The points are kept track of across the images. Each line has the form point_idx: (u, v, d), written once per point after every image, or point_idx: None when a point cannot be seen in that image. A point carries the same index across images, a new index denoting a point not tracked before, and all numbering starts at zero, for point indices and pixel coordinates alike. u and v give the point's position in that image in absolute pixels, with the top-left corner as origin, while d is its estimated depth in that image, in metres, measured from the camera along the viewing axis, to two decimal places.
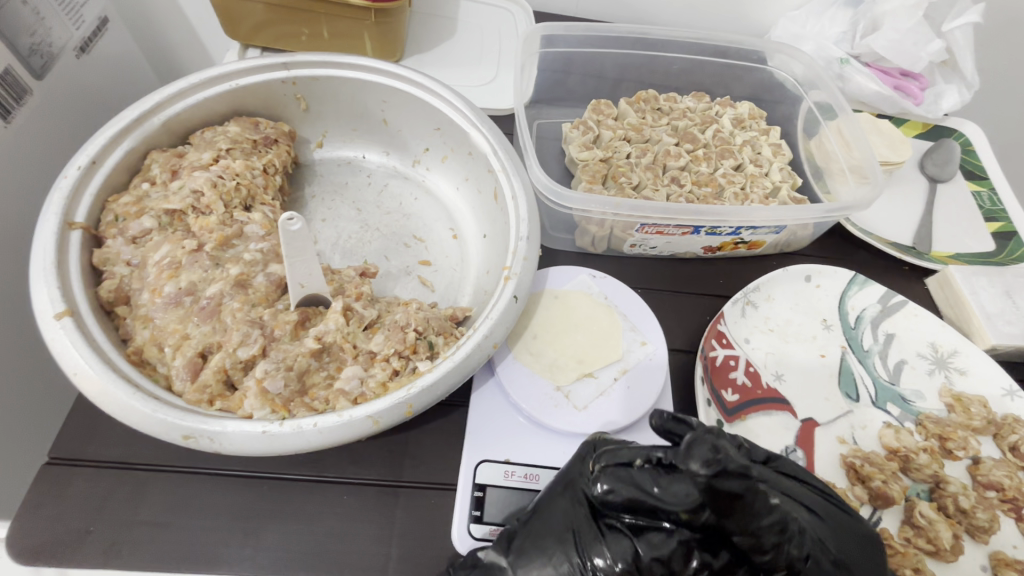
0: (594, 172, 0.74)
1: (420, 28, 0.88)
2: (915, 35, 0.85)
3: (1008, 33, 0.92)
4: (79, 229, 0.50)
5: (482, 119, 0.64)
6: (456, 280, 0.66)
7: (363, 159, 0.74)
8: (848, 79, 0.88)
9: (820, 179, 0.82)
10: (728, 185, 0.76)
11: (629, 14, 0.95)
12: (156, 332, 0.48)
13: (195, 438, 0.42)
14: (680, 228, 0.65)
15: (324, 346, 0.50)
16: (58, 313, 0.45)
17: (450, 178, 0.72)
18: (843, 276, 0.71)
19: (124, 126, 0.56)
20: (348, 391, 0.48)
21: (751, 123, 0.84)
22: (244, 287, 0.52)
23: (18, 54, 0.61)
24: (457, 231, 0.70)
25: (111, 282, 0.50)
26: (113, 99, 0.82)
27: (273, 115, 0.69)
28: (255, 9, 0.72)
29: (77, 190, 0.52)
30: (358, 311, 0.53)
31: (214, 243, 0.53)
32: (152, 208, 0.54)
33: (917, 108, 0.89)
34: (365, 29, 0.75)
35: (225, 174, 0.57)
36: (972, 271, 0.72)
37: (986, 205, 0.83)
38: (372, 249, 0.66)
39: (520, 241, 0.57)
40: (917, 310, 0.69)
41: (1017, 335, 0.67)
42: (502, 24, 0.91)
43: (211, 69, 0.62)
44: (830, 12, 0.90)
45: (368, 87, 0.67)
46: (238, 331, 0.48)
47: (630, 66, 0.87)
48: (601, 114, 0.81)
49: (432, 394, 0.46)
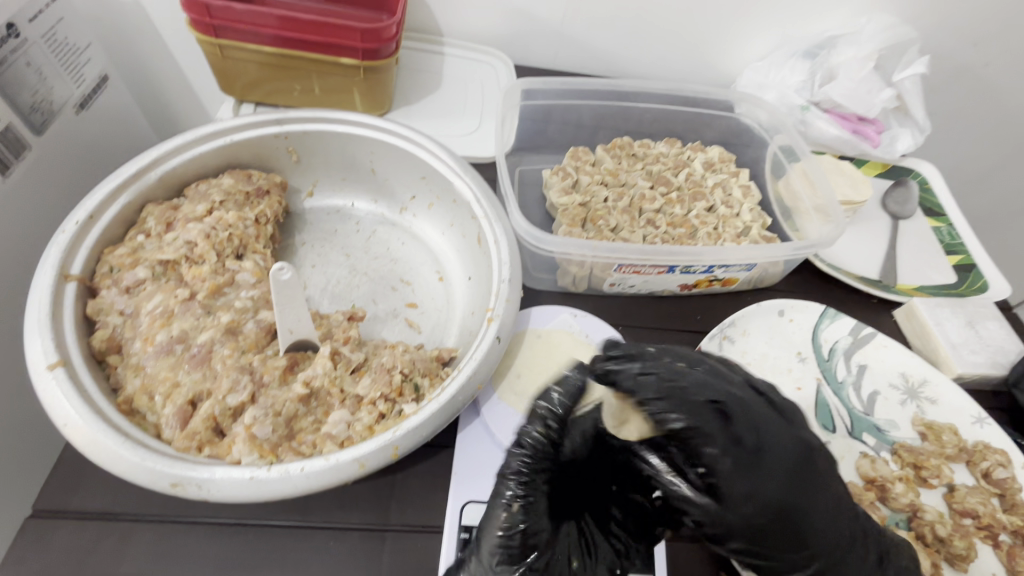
0: (574, 216, 0.78)
1: (408, 82, 0.94)
2: (867, 85, 0.92)
3: (954, 80, 1.00)
4: (74, 281, 0.52)
5: (466, 169, 0.68)
6: (442, 321, 0.68)
7: (352, 207, 0.77)
8: (809, 124, 0.95)
9: (789, 218, 0.87)
10: (701, 226, 0.81)
11: (605, 67, 1.03)
12: (147, 381, 0.49)
13: (183, 486, 0.42)
14: (655, 268, 0.68)
15: (312, 391, 0.51)
16: (51, 364, 0.46)
17: (436, 223, 0.75)
18: (815, 310, 0.74)
19: (123, 181, 0.59)
20: (335, 435, 0.49)
21: (721, 166, 0.89)
22: (234, 334, 0.53)
23: (18, 111, 0.64)
24: (443, 274, 0.72)
25: (104, 332, 0.51)
26: (109, 150, 0.85)
27: (265, 167, 0.72)
28: (249, 68, 0.77)
29: (75, 243, 0.54)
30: (345, 355, 0.54)
31: (206, 291, 0.55)
32: (147, 259, 0.56)
33: (875, 150, 0.95)
34: (355, 85, 0.80)
35: (218, 226, 0.60)
36: (935, 302, 0.75)
37: (946, 239, 0.88)
38: (360, 293, 0.68)
39: (502, 284, 0.59)
40: (887, 341, 0.72)
41: (982, 363, 0.71)
42: (485, 78, 0.97)
43: (207, 126, 0.65)
44: (789, 62, 0.96)
45: (357, 140, 0.71)
46: (228, 378, 0.49)
47: (606, 116, 0.93)
48: (579, 159, 0.86)
49: (417, 435, 0.48)
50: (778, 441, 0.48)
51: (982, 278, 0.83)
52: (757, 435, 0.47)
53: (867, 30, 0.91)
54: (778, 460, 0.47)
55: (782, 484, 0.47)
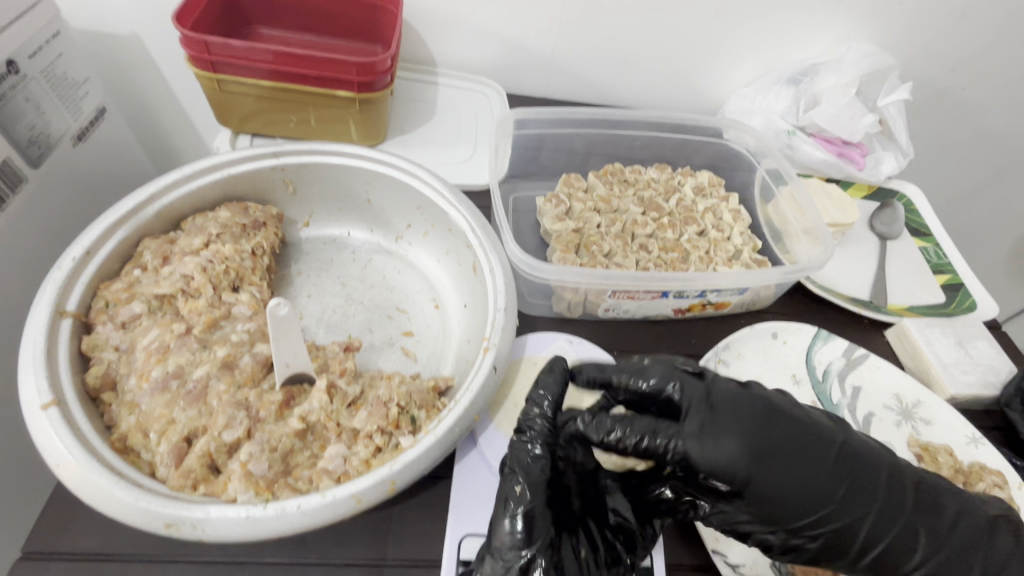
0: (567, 242, 0.79)
1: (402, 112, 0.96)
2: (850, 110, 0.94)
3: (934, 104, 1.03)
4: (70, 317, 0.52)
5: (460, 200, 0.69)
6: (438, 349, 0.68)
7: (348, 236, 0.77)
8: (796, 148, 0.97)
9: (779, 241, 0.88)
10: (693, 250, 0.82)
11: (595, 95, 1.05)
12: (142, 418, 0.49)
13: (177, 526, 0.42)
14: (649, 293, 0.68)
15: (309, 425, 0.51)
16: (45, 404, 0.45)
17: (431, 251, 0.76)
18: (807, 332, 0.75)
19: (120, 216, 0.59)
20: (331, 470, 0.48)
21: (711, 191, 0.91)
22: (231, 368, 0.53)
23: (16, 145, 0.65)
24: (438, 301, 0.73)
25: (99, 368, 0.51)
26: (105, 181, 0.85)
27: (262, 199, 0.73)
28: (246, 100, 0.78)
29: (71, 280, 0.54)
30: (342, 388, 0.54)
31: (203, 325, 0.55)
32: (143, 294, 0.56)
33: (861, 172, 0.98)
34: (351, 116, 0.82)
35: (215, 258, 0.60)
36: (925, 322, 0.76)
37: (933, 259, 0.90)
38: (356, 322, 0.68)
39: (498, 312, 0.60)
40: (879, 362, 0.73)
41: (974, 384, 0.71)
42: (478, 107, 0.99)
43: (205, 160, 0.66)
44: (775, 89, 0.99)
45: (353, 172, 0.72)
46: (224, 414, 0.49)
47: (597, 143, 0.95)
48: (572, 186, 0.87)
49: (414, 469, 0.47)
50: (732, 402, 0.53)
51: (970, 297, 0.85)
52: (708, 404, 0.54)
53: (849, 58, 0.94)
54: (735, 414, 0.52)
55: (751, 437, 0.51)
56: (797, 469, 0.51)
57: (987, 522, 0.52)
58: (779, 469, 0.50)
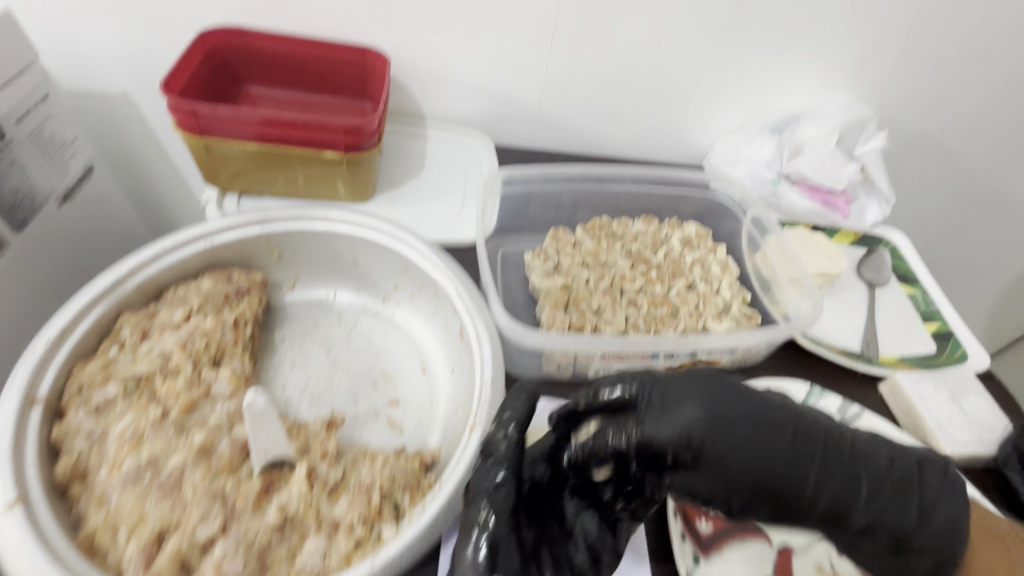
0: (557, 299, 0.78)
1: (391, 167, 0.97)
2: (832, 160, 0.96)
3: (913, 151, 1.05)
4: (40, 405, 0.51)
5: (449, 263, 0.70)
6: (425, 418, 0.66)
7: (334, 298, 0.76)
8: (781, 197, 0.99)
9: (768, 292, 0.87)
10: (682, 305, 0.82)
11: (582, 147, 1.06)
12: (111, 515, 0.47)
13: None
14: (640, 354, 0.67)
15: (287, 517, 0.48)
16: (8, 503, 0.44)
17: (419, 313, 0.75)
18: (801, 389, 0.74)
19: (99, 292, 0.59)
20: (309, 568, 0.46)
21: (699, 242, 0.91)
22: (208, 455, 0.51)
23: None
24: (426, 366, 0.72)
25: (69, 458, 0.50)
26: (88, 241, 0.84)
27: (247, 265, 0.72)
28: (233, 160, 0.78)
29: (43, 364, 0.53)
30: (322, 473, 0.52)
31: (179, 409, 0.53)
32: (119, 374, 0.55)
33: (846, 220, 0.99)
34: (339, 175, 0.82)
35: (195, 334, 0.59)
36: (917, 376, 0.76)
37: (922, 306, 0.90)
38: (340, 393, 0.66)
39: (485, 385, 0.59)
40: (874, 421, 0.72)
41: (971, 442, 0.70)
42: (466, 159, 0.99)
43: (188, 230, 0.66)
44: (758, 138, 1.00)
45: (341, 236, 0.72)
46: (198, 508, 0.47)
47: (585, 195, 0.95)
48: (560, 241, 0.87)
49: (395, 565, 0.45)
50: (678, 382, 0.54)
51: (961, 347, 0.85)
52: (663, 394, 0.53)
53: (828, 109, 0.96)
54: (688, 390, 0.53)
55: (707, 418, 0.51)
56: (754, 442, 0.51)
57: (916, 464, 0.55)
58: (737, 442, 0.51)
